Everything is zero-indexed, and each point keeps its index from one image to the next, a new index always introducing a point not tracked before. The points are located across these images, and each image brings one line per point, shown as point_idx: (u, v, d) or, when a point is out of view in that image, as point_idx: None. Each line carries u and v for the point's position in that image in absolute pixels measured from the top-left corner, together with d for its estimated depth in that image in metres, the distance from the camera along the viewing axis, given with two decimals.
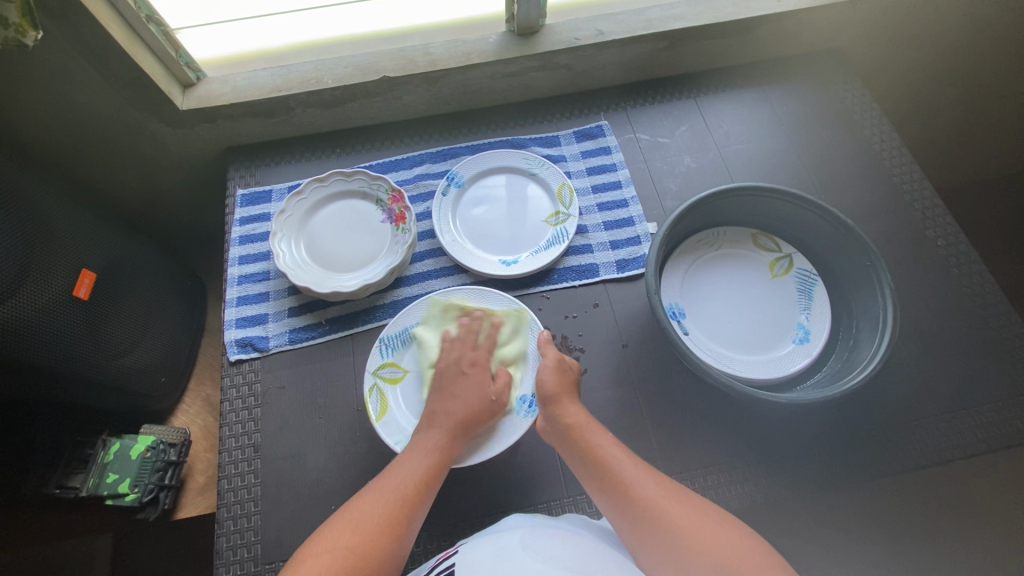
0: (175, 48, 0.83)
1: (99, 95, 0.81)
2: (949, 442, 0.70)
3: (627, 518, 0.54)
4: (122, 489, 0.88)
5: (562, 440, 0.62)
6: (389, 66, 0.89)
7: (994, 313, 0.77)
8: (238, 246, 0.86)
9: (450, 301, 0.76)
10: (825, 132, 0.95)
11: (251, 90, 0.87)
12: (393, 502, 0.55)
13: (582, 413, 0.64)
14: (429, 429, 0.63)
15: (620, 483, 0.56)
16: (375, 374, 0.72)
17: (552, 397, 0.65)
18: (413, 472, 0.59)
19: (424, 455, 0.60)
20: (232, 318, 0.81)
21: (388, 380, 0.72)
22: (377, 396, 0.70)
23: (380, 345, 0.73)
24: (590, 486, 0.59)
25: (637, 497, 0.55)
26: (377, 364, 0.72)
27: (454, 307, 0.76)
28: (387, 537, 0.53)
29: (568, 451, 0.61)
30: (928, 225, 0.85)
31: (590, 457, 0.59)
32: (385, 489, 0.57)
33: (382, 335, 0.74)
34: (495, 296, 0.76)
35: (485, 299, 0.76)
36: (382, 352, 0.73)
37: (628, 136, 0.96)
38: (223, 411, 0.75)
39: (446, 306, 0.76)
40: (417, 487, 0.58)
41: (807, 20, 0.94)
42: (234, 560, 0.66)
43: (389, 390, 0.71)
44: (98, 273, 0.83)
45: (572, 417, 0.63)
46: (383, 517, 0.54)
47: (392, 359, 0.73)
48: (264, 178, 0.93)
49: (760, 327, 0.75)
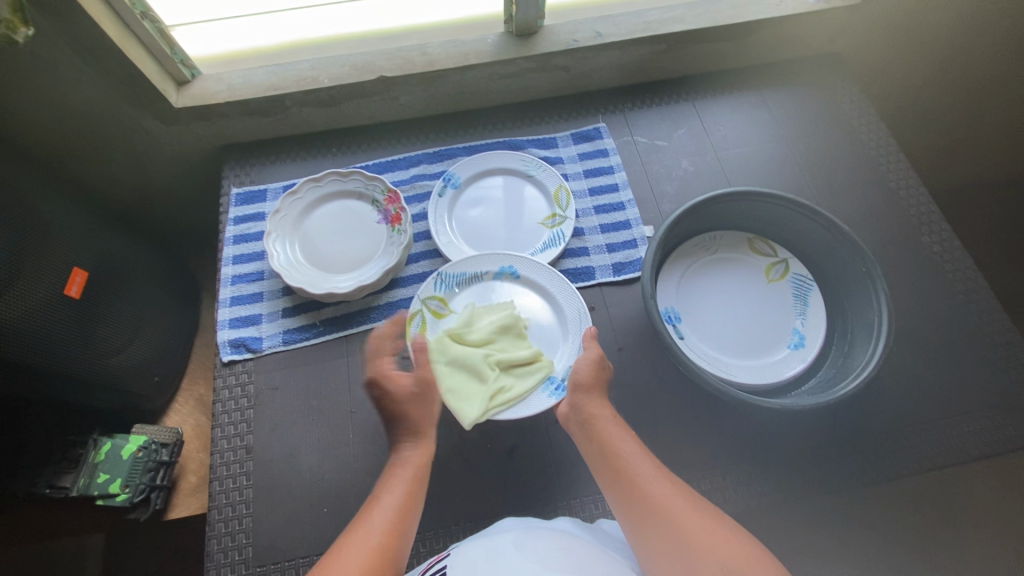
0: (170, 45, 0.83)
1: (92, 91, 0.80)
2: (942, 447, 0.70)
3: (630, 513, 0.55)
4: (112, 489, 0.87)
5: (582, 430, 0.63)
6: (386, 66, 0.88)
7: (988, 320, 0.78)
8: (232, 245, 0.86)
9: (512, 266, 0.78)
10: (823, 136, 0.95)
11: (247, 88, 0.87)
12: (393, 509, 0.55)
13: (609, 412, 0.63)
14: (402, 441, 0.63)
15: (629, 479, 0.57)
16: (424, 302, 0.74)
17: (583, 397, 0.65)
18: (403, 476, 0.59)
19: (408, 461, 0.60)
20: (225, 317, 0.80)
21: (434, 311, 0.75)
22: (419, 320, 0.73)
23: (437, 278, 0.76)
24: (602, 479, 0.60)
25: (645, 493, 0.55)
26: (429, 293, 0.75)
27: (514, 274, 0.78)
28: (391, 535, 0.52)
29: (586, 442, 0.62)
30: (923, 231, 0.85)
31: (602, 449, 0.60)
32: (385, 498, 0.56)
33: (442, 270, 0.76)
34: (553, 279, 0.76)
35: (541, 276, 0.77)
36: (437, 285, 0.76)
37: (626, 138, 0.95)
38: (216, 412, 0.75)
39: (508, 270, 0.78)
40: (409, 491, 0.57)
41: (805, 25, 0.94)
42: (225, 562, 0.66)
43: (432, 320, 0.74)
44: (90, 272, 0.82)
45: (597, 412, 0.63)
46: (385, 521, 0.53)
47: (443, 294, 0.76)
48: (260, 177, 0.93)
49: (756, 332, 0.75)
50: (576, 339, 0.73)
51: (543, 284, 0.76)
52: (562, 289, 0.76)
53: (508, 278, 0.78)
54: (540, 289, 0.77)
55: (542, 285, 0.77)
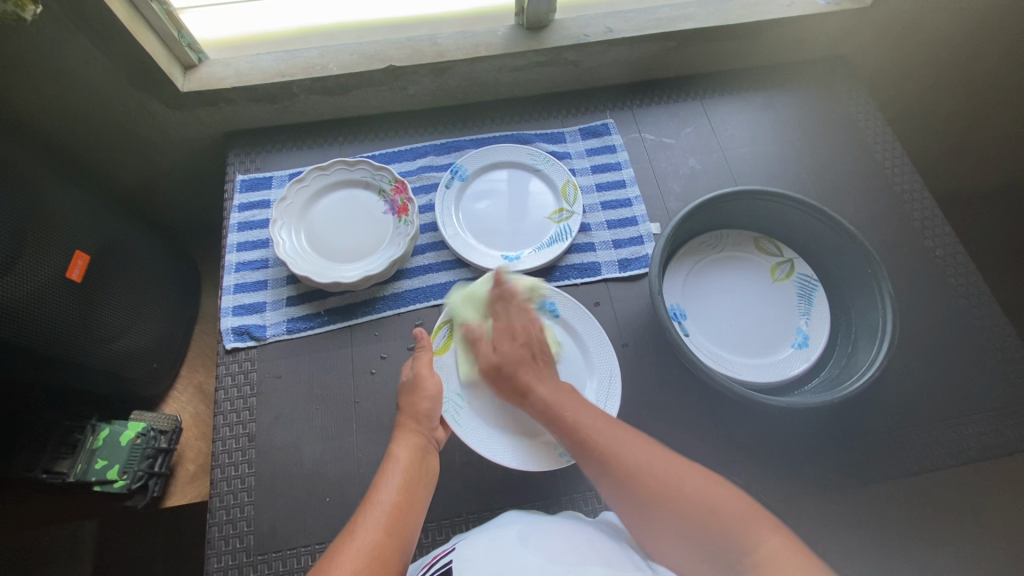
0: (177, 28, 0.82)
1: (99, 73, 0.79)
2: (938, 449, 0.71)
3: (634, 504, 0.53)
4: (110, 476, 0.86)
5: (544, 420, 0.61)
6: (395, 55, 0.88)
7: (989, 324, 0.78)
8: (236, 232, 0.85)
9: (553, 304, 0.75)
10: (829, 138, 0.95)
11: (254, 74, 0.86)
12: (389, 508, 0.55)
13: (555, 389, 0.62)
14: (401, 434, 0.63)
15: (621, 466, 0.54)
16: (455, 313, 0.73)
17: (523, 388, 0.63)
18: (402, 472, 0.59)
19: (409, 457, 0.60)
20: (229, 304, 0.79)
21: None
22: (445, 333, 0.73)
23: None
24: (592, 469, 0.56)
25: (642, 482, 0.53)
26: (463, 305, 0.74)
27: (555, 313, 0.75)
28: (389, 538, 0.52)
29: (561, 436, 0.60)
30: (927, 235, 0.85)
31: (573, 434, 0.58)
32: (383, 498, 0.56)
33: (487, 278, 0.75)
34: (590, 326, 0.74)
35: (579, 322, 0.75)
36: None
37: (634, 135, 0.95)
38: (218, 400, 0.74)
39: (549, 308, 0.75)
40: (408, 491, 0.57)
41: (814, 26, 0.94)
42: (226, 550, 0.66)
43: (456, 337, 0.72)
44: (92, 255, 0.82)
45: (546, 393, 0.62)
46: (382, 526, 0.53)
47: None
48: (265, 164, 0.92)
49: (760, 331, 0.75)
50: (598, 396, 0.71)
51: (579, 329, 0.74)
52: (597, 344, 0.74)
53: (547, 316, 0.75)
54: (576, 336, 0.74)
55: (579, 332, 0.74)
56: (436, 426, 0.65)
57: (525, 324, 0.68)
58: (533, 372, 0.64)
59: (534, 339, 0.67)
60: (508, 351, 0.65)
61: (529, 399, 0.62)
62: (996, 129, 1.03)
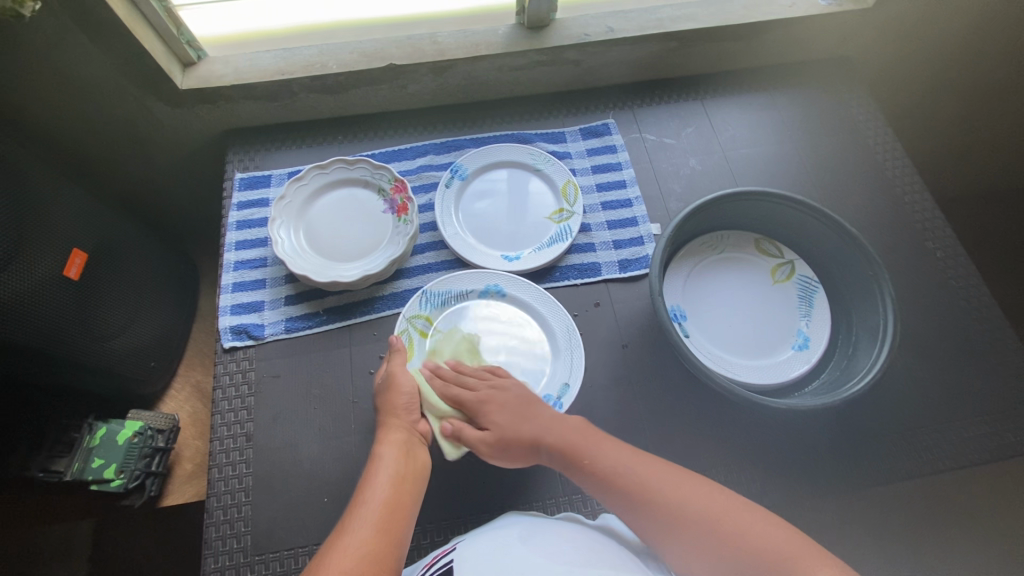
0: (177, 25, 0.81)
1: (97, 71, 0.78)
2: (940, 452, 0.71)
3: (664, 530, 0.52)
4: (107, 475, 0.86)
5: (561, 462, 0.60)
6: (395, 54, 0.87)
7: (990, 327, 0.78)
8: (235, 231, 0.84)
9: (498, 285, 0.77)
10: (830, 139, 0.95)
11: (254, 72, 0.85)
12: (379, 507, 0.54)
13: (563, 428, 0.61)
14: (386, 431, 0.63)
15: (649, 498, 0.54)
16: (410, 321, 0.74)
17: (531, 443, 0.62)
18: (391, 468, 0.58)
19: (395, 453, 0.60)
20: (227, 303, 0.79)
21: (421, 330, 0.74)
22: (407, 338, 0.73)
23: (421, 298, 0.75)
24: (619, 506, 0.55)
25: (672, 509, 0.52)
26: (414, 312, 0.74)
27: (500, 292, 0.77)
28: (381, 538, 0.51)
29: (581, 479, 0.58)
30: (928, 237, 0.85)
31: (597, 479, 0.57)
32: (371, 497, 0.55)
33: (426, 289, 0.75)
34: (539, 296, 0.76)
35: (527, 295, 0.76)
36: (423, 304, 0.75)
37: (634, 135, 0.95)
38: (215, 399, 0.74)
39: (493, 289, 0.77)
40: (397, 489, 0.57)
41: (815, 27, 0.94)
42: (223, 550, 0.65)
43: (418, 339, 0.73)
44: (89, 253, 0.81)
45: (557, 438, 0.61)
46: (372, 525, 0.52)
47: (429, 313, 0.75)
48: (264, 162, 0.92)
49: (760, 333, 0.75)
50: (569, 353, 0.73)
51: (529, 302, 0.76)
52: (549, 308, 0.76)
53: (494, 297, 0.77)
54: (528, 308, 0.76)
55: (530, 304, 0.76)
56: (419, 418, 0.66)
57: (495, 384, 0.67)
58: (531, 424, 0.63)
59: (513, 391, 0.66)
60: (497, 419, 0.64)
61: (542, 448, 0.61)
62: (997, 130, 1.03)
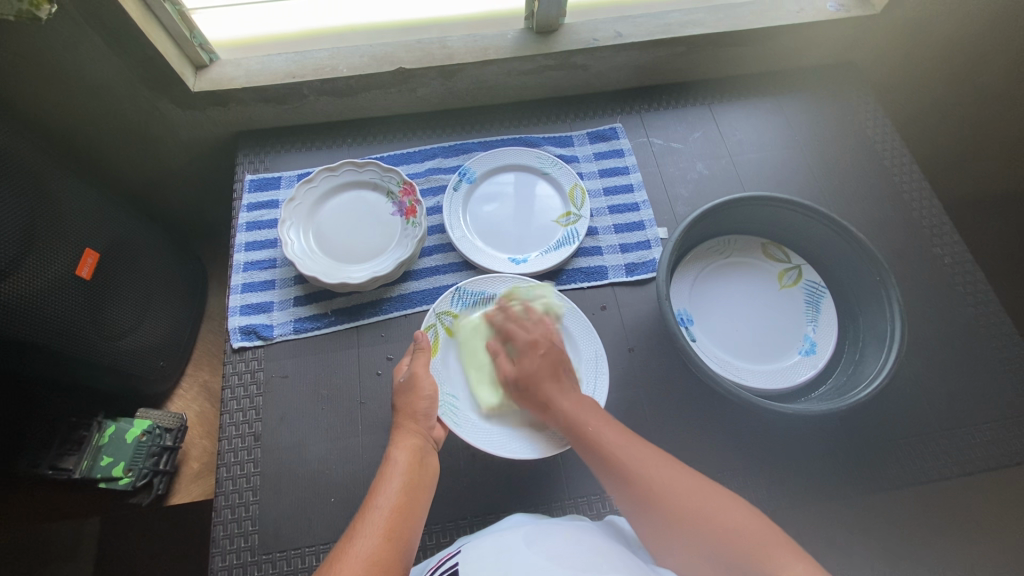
0: (190, 28, 0.82)
1: (111, 73, 0.79)
2: (949, 459, 0.70)
3: (637, 507, 0.53)
4: (115, 472, 0.87)
5: (564, 431, 0.61)
6: (405, 58, 0.88)
7: (998, 334, 0.78)
8: (245, 232, 0.85)
9: (531, 294, 0.76)
10: (837, 145, 0.95)
11: (265, 75, 0.86)
12: (389, 512, 0.54)
13: (575, 400, 0.63)
14: (401, 435, 0.62)
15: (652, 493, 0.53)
16: (439, 317, 0.74)
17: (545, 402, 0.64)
18: (402, 473, 0.58)
19: (409, 459, 0.60)
20: (236, 304, 0.80)
21: (448, 328, 0.74)
22: (432, 334, 0.73)
23: (454, 294, 0.75)
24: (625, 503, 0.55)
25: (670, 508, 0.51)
26: (444, 308, 0.74)
27: None
28: (391, 544, 0.51)
29: (589, 456, 0.59)
30: (936, 243, 0.85)
31: (603, 459, 0.57)
32: (381, 503, 0.55)
33: (459, 286, 0.76)
34: (571, 310, 0.75)
35: (559, 307, 0.76)
36: (454, 301, 0.75)
37: (642, 139, 0.95)
38: (224, 399, 0.74)
39: None
40: (408, 494, 0.56)
41: (822, 33, 0.95)
42: (231, 549, 0.66)
43: (444, 337, 0.73)
44: (101, 253, 0.82)
45: (567, 407, 0.62)
46: (382, 531, 0.52)
47: (458, 312, 0.75)
48: (274, 164, 0.92)
49: (767, 338, 0.75)
50: (593, 373, 0.72)
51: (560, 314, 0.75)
52: (582, 330, 0.74)
53: None
54: (560, 322, 0.75)
55: (562, 317, 0.75)
56: (434, 426, 0.65)
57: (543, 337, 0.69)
58: (556, 384, 0.64)
59: (554, 350, 0.67)
60: (530, 367, 0.66)
61: (554, 409, 0.63)
62: None
